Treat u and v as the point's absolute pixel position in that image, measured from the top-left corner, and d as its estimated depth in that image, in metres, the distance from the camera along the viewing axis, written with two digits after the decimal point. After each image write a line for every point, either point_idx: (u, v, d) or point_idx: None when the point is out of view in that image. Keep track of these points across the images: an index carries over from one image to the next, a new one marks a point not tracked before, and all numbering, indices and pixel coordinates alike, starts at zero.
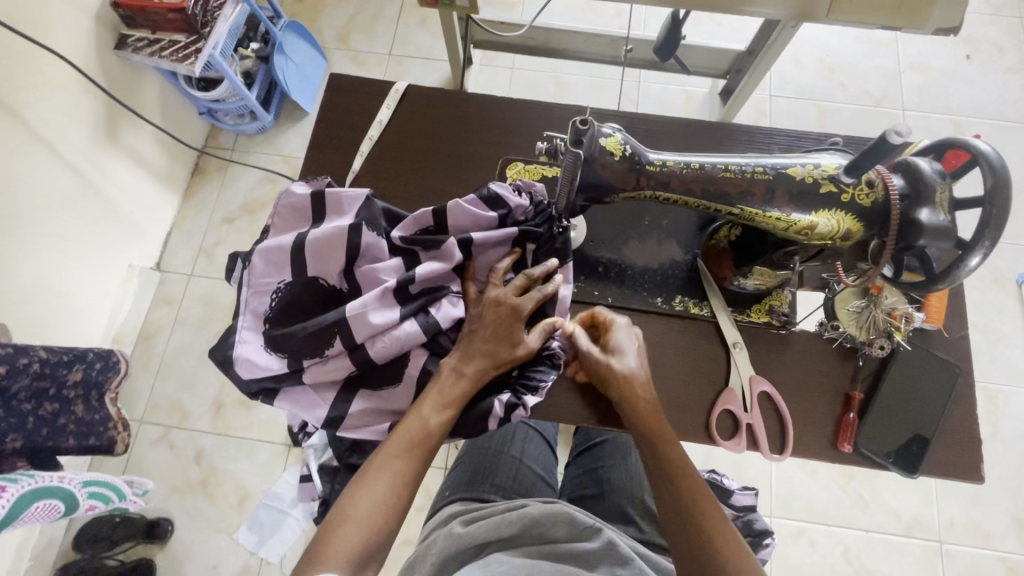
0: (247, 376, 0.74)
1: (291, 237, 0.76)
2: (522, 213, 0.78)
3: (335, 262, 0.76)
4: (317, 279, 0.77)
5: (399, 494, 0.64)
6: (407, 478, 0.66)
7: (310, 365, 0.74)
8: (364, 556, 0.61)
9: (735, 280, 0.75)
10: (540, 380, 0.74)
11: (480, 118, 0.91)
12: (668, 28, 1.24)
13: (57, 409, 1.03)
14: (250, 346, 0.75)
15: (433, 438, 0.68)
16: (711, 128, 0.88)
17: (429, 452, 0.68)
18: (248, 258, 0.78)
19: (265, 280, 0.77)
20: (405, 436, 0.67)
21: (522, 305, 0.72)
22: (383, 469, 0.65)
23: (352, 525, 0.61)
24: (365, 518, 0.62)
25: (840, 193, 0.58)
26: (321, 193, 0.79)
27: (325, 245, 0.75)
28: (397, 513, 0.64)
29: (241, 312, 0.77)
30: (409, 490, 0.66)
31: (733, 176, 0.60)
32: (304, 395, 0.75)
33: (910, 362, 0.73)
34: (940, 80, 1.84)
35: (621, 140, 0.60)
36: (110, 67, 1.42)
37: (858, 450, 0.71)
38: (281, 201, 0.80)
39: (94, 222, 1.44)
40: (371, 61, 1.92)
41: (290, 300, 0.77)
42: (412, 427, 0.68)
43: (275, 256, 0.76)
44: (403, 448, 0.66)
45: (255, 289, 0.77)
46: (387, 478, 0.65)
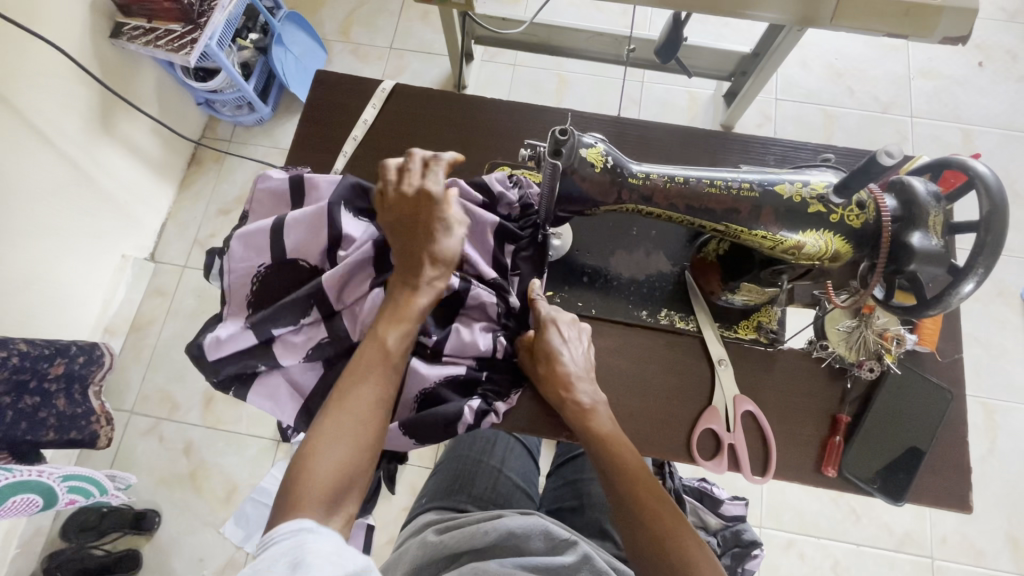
0: (223, 364, 0.73)
1: (269, 222, 0.75)
2: (506, 207, 0.78)
3: (316, 243, 0.75)
4: (297, 261, 0.75)
5: (367, 418, 0.62)
6: (374, 399, 0.64)
7: (282, 336, 0.74)
8: (340, 488, 0.58)
9: (723, 295, 0.73)
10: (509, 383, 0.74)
11: (466, 119, 0.88)
12: (670, 30, 1.21)
13: (38, 402, 1.02)
14: (227, 335, 0.74)
15: (394, 357, 0.66)
16: (704, 136, 0.85)
17: (395, 371, 0.66)
18: (227, 243, 0.76)
19: (245, 264, 0.75)
20: (362, 361, 0.65)
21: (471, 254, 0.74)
22: (345, 395, 0.63)
23: (320, 460, 0.58)
24: (335, 453, 0.59)
25: (829, 213, 0.56)
26: (300, 177, 0.78)
27: (303, 226, 0.74)
28: (368, 435, 0.62)
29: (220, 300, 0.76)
30: (380, 411, 0.64)
31: (718, 192, 0.58)
32: (278, 387, 0.74)
33: (900, 386, 0.71)
34: (951, 87, 1.80)
35: (603, 151, 0.58)
36: (105, 55, 1.41)
37: (843, 475, 0.69)
38: (259, 186, 0.79)
39: (86, 212, 1.43)
40: (372, 54, 1.90)
41: (267, 287, 0.75)
42: (370, 350, 0.66)
43: (255, 240, 0.75)
44: (363, 370, 0.65)
45: (233, 276, 0.75)
46: (353, 404, 0.63)
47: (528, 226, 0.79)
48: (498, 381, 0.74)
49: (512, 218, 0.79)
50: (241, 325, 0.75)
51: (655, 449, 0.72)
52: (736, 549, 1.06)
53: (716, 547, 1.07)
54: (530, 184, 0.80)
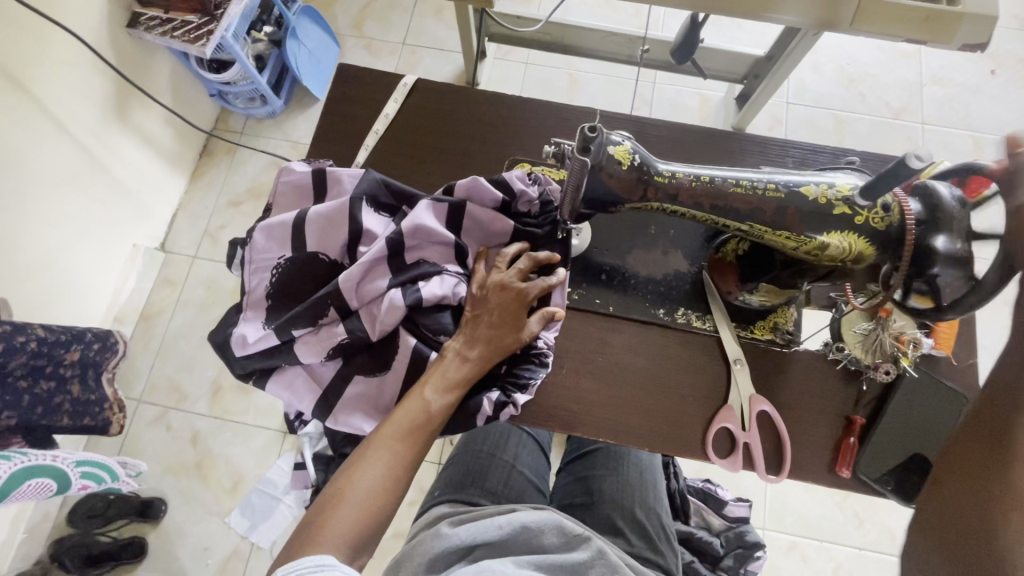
0: (245, 355, 0.73)
1: (292, 214, 0.76)
2: (525, 204, 0.79)
3: (336, 237, 0.76)
4: (317, 254, 0.76)
5: (396, 477, 0.64)
6: (406, 461, 0.65)
7: (301, 336, 0.74)
8: (356, 542, 0.60)
9: (741, 295, 0.74)
10: (529, 377, 0.72)
11: (487, 117, 0.89)
12: (687, 31, 1.21)
13: (53, 388, 1.03)
14: (249, 325, 0.75)
15: (434, 422, 0.67)
16: (721, 138, 0.86)
17: (430, 436, 0.67)
18: (249, 234, 0.77)
19: (267, 256, 0.76)
20: (404, 419, 0.66)
21: (528, 291, 0.72)
22: (381, 450, 0.64)
23: (344, 510, 0.60)
24: (359, 503, 0.61)
25: (855, 215, 0.56)
26: (322, 170, 0.79)
27: (324, 219, 0.75)
28: (393, 496, 0.63)
29: (242, 290, 0.76)
30: (408, 473, 0.65)
31: (744, 192, 0.58)
32: (296, 378, 0.75)
33: (915, 388, 0.71)
34: (962, 95, 1.80)
35: (631, 149, 0.58)
36: (121, 46, 1.41)
37: (857, 476, 0.70)
38: (281, 179, 0.79)
39: (99, 200, 1.44)
40: (384, 50, 1.90)
41: (289, 277, 0.76)
42: (413, 409, 0.67)
43: (277, 232, 0.76)
44: (404, 431, 0.66)
45: (255, 266, 0.76)
46: (384, 460, 0.64)
47: (548, 223, 0.79)
48: (519, 373, 0.73)
49: (531, 214, 0.80)
50: (263, 316, 0.76)
51: (672, 446, 0.72)
52: (739, 550, 1.13)
53: (719, 547, 1.13)
54: (549, 182, 0.80)
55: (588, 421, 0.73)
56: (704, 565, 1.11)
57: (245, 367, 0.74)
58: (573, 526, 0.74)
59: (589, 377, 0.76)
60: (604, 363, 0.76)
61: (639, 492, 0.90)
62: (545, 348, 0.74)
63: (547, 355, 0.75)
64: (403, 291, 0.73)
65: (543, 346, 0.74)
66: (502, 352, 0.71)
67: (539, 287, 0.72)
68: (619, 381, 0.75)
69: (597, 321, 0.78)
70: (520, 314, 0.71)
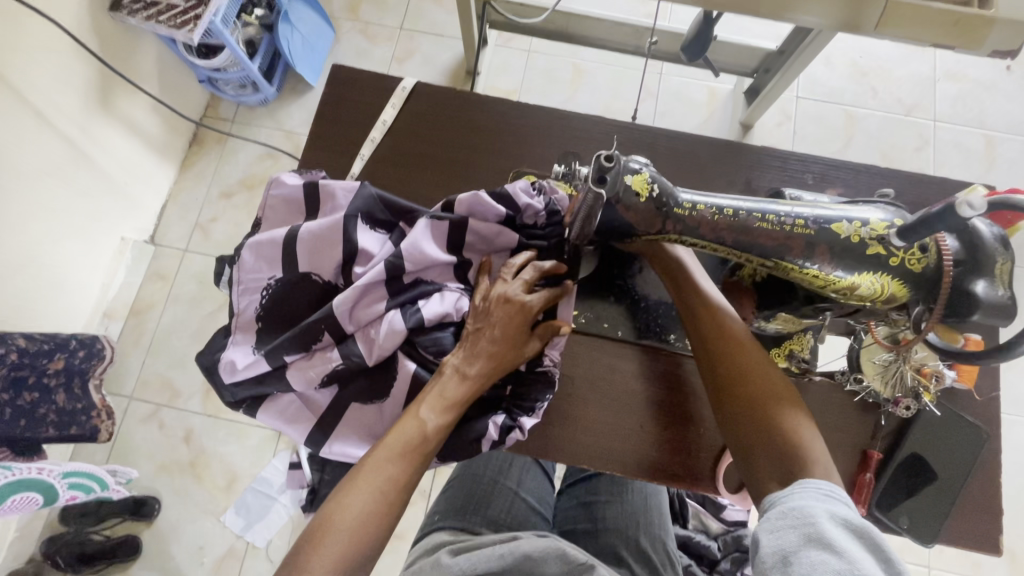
0: (235, 382, 0.70)
1: (282, 232, 0.72)
2: (531, 216, 0.74)
3: (330, 257, 0.72)
4: (310, 275, 0.72)
5: (391, 500, 0.60)
6: (401, 485, 0.61)
7: (294, 362, 0.71)
8: (349, 567, 0.56)
9: (756, 322, 0.69)
10: (536, 400, 0.70)
11: (490, 123, 0.84)
12: (700, 26, 1.15)
13: (37, 398, 0.99)
14: (239, 350, 0.71)
15: (430, 443, 0.63)
16: (736, 149, 0.82)
17: (426, 459, 0.63)
18: (239, 252, 0.74)
19: (256, 276, 0.73)
20: (399, 440, 0.62)
21: (531, 303, 0.68)
22: (375, 472, 0.60)
23: (334, 535, 0.57)
24: (350, 525, 0.57)
25: (889, 255, 0.52)
26: (315, 183, 0.75)
27: (317, 238, 0.71)
28: (387, 519, 0.59)
29: (231, 312, 0.73)
30: (402, 498, 0.61)
31: (771, 227, 0.54)
32: (289, 405, 0.72)
33: (935, 423, 0.68)
34: (977, 91, 1.75)
35: (649, 179, 0.54)
36: (104, 30, 1.34)
37: (872, 513, 0.67)
38: (271, 192, 0.76)
39: (84, 193, 1.38)
40: (382, 35, 1.82)
41: (280, 299, 0.72)
42: (408, 429, 0.63)
43: (267, 251, 0.72)
44: (398, 453, 0.61)
45: (244, 287, 0.73)
46: (377, 482, 0.60)
47: (554, 235, 0.75)
48: (524, 395, 0.70)
49: (538, 226, 0.75)
50: (253, 340, 0.73)
51: (679, 478, 0.71)
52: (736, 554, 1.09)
53: (716, 550, 1.11)
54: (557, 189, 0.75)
55: (595, 455, 0.72)
56: (701, 569, 1.09)
57: (236, 395, 0.70)
58: (576, 553, 0.71)
59: (596, 403, 0.74)
60: (611, 388, 0.74)
61: (643, 520, 0.88)
62: (551, 366, 0.71)
63: (553, 374, 0.72)
64: (403, 313, 0.69)
65: (549, 363, 0.71)
66: (503, 367, 0.67)
67: (542, 299, 0.69)
68: (627, 406, 0.73)
69: (605, 346, 0.76)
70: (523, 327, 0.67)
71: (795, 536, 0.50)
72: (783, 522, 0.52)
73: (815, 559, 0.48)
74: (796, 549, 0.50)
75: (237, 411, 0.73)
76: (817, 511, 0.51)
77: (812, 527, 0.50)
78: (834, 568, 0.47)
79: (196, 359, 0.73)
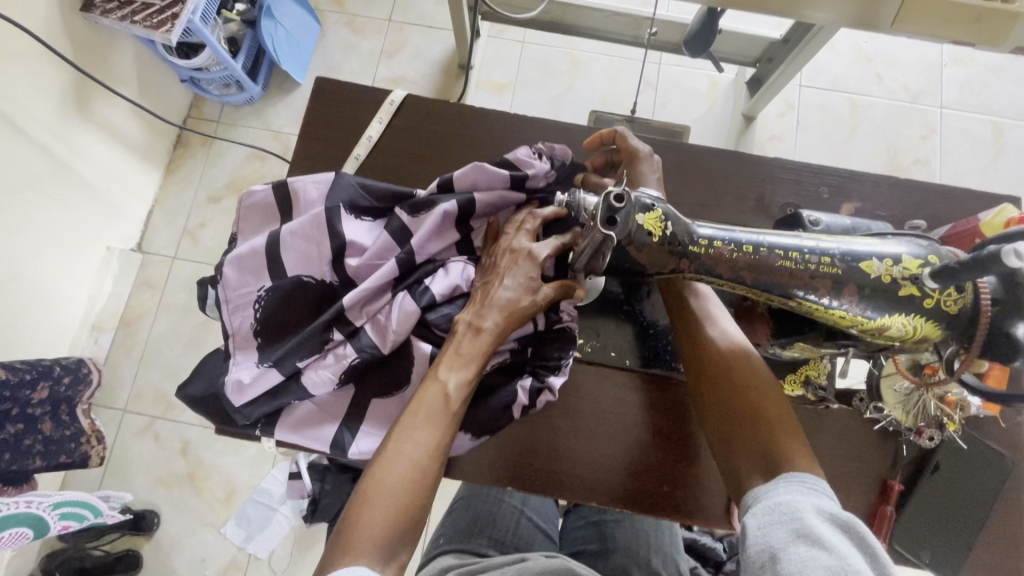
0: (246, 402, 0.66)
1: (263, 240, 0.68)
2: (543, 179, 0.71)
3: (319, 255, 0.68)
4: (302, 277, 0.68)
5: (427, 465, 0.55)
6: (435, 450, 0.56)
7: (307, 368, 0.67)
8: (391, 548, 0.51)
9: (770, 348, 0.66)
10: (561, 358, 0.66)
11: (485, 138, 0.79)
12: (704, 19, 1.07)
13: (21, 427, 0.96)
14: (243, 368, 0.67)
15: (456, 404, 0.59)
16: (749, 160, 0.77)
17: (455, 421, 0.58)
18: (219, 271, 0.69)
19: (244, 290, 0.68)
20: (422, 405, 0.58)
21: (538, 249, 0.64)
22: (403, 440, 0.56)
23: (373, 511, 0.52)
24: (386, 501, 0.52)
25: (924, 297, 0.49)
26: (285, 185, 0.71)
27: (302, 238, 0.68)
28: (425, 488, 0.54)
29: (226, 333, 0.68)
30: (438, 462, 0.56)
31: (793, 266, 0.51)
32: (304, 419, 0.68)
33: (958, 453, 0.66)
34: (985, 76, 1.69)
35: (662, 216, 0.51)
36: (76, 33, 1.27)
37: (893, 548, 0.65)
38: (243, 203, 0.71)
39: (65, 206, 1.32)
40: (369, 28, 1.75)
41: (274, 308, 0.68)
42: (430, 395, 0.58)
43: (249, 262, 0.68)
44: (424, 417, 0.57)
45: (234, 304, 0.68)
46: (409, 448, 0.55)
47: None
48: (547, 355, 0.67)
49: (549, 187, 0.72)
50: (255, 356, 0.68)
51: (692, 513, 0.68)
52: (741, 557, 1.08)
53: (722, 552, 1.10)
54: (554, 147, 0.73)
55: (602, 488, 0.69)
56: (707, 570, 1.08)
57: (250, 415, 0.66)
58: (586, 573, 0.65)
59: (605, 436, 0.70)
60: (616, 411, 0.71)
61: (653, 540, 0.86)
62: (569, 320, 0.67)
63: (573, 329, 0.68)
64: (412, 294, 0.66)
65: (567, 319, 0.67)
66: (521, 317, 0.63)
67: (551, 246, 0.65)
68: (629, 439, 0.70)
69: (613, 377, 0.72)
70: (536, 274, 0.63)
71: (784, 531, 0.47)
72: (770, 516, 0.49)
73: (805, 555, 0.44)
74: (784, 545, 0.46)
75: (252, 432, 0.69)
76: (804, 506, 0.48)
77: (799, 522, 0.47)
78: (825, 564, 0.43)
79: (193, 383, 0.69)
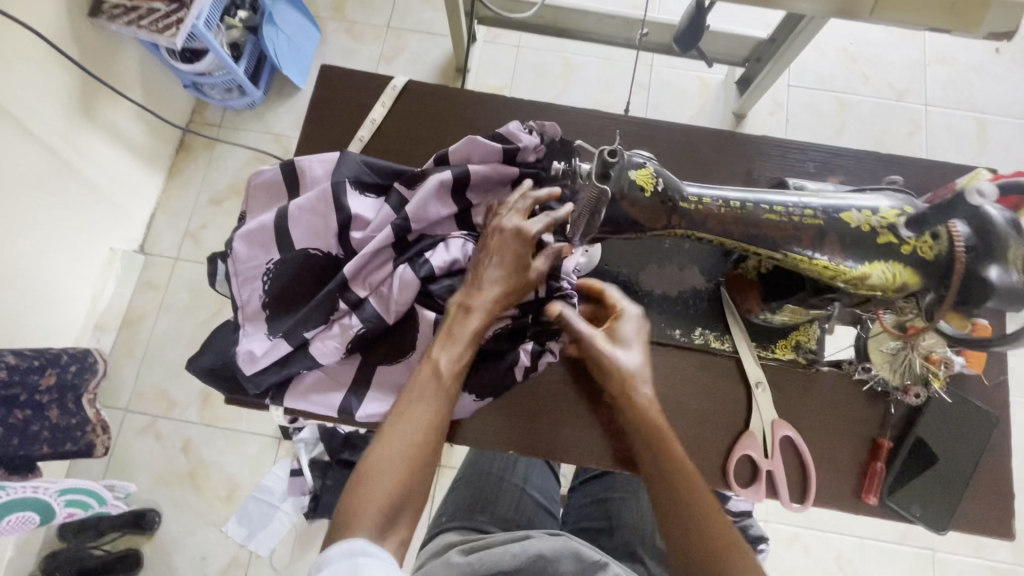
0: (257, 372, 0.68)
1: (271, 216, 0.71)
2: (533, 153, 0.74)
3: (326, 228, 0.71)
4: (310, 250, 0.71)
5: (423, 441, 0.58)
6: (431, 425, 0.59)
7: (315, 337, 0.69)
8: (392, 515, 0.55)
9: (762, 314, 0.69)
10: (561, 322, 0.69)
11: (483, 121, 0.83)
12: (692, 16, 1.11)
13: (29, 414, 0.98)
14: (254, 339, 0.69)
15: (450, 380, 0.61)
16: (738, 139, 0.81)
17: (450, 397, 0.61)
18: (229, 247, 0.72)
19: (254, 264, 0.71)
20: (417, 384, 0.61)
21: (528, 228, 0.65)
22: (399, 419, 0.59)
23: (374, 484, 0.55)
24: (386, 477, 0.56)
25: (900, 243, 0.53)
26: (291, 163, 0.74)
27: (309, 212, 0.70)
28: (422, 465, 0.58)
29: (236, 306, 0.71)
30: (435, 437, 0.59)
31: (778, 219, 0.55)
32: (313, 386, 0.70)
33: (945, 410, 0.68)
34: (966, 74, 1.75)
35: (653, 174, 0.55)
36: (84, 37, 1.30)
37: (883, 504, 0.67)
38: (252, 182, 0.74)
39: (69, 205, 1.35)
40: (368, 34, 1.79)
41: (283, 279, 0.70)
42: (424, 374, 0.61)
43: (257, 237, 0.71)
44: (418, 395, 0.60)
45: (244, 277, 0.71)
46: (405, 427, 0.58)
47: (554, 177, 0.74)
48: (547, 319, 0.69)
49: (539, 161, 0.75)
50: (264, 327, 0.70)
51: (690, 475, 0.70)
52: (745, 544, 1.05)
53: None
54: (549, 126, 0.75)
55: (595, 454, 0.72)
56: None
57: (260, 384, 0.68)
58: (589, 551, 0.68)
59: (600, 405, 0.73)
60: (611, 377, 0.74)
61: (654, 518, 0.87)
62: (570, 289, 0.69)
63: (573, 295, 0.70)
64: (412, 266, 0.69)
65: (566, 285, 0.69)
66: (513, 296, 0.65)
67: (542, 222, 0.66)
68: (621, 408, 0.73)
69: None
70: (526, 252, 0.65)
71: None
72: None
73: None
74: None
75: (262, 402, 0.71)
76: None
77: None
78: None
79: (202, 357, 0.71)
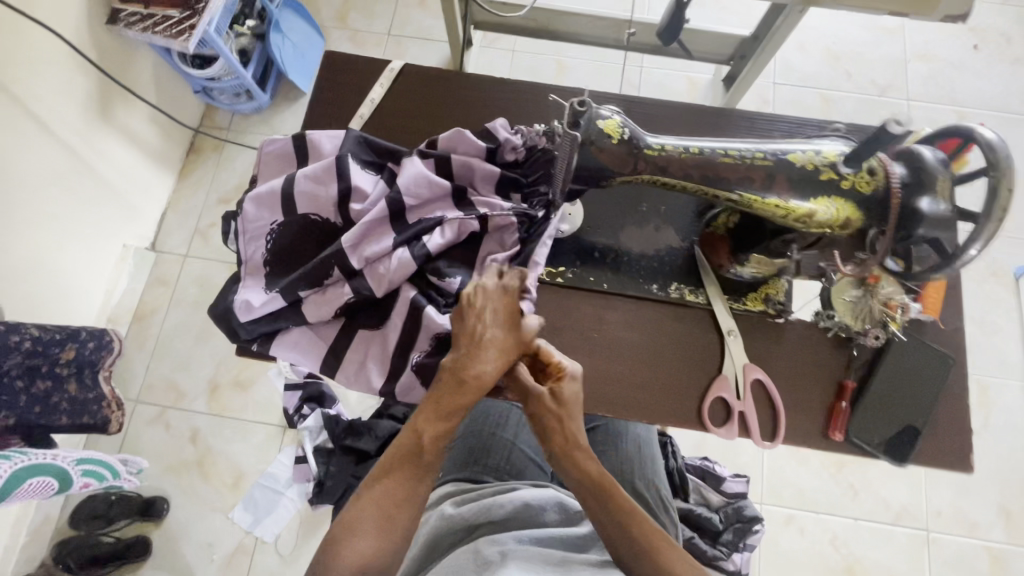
0: (252, 319, 0.74)
1: (280, 182, 0.78)
2: (511, 152, 0.79)
3: (328, 196, 0.77)
4: (311, 215, 0.78)
5: (400, 503, 0.66)
6: (409, 487, 0.66)
7: (309, 296, 0.75)
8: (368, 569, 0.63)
9: (732, 268, 0.76)
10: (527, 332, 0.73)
11: (475, 102, 0.89)
12: (672, 12, 1.19)
13: (49, 387, 1.04)
14: (252, 291, 0.76)
15: (431, 447, 0.68)
16: (711, 115, 0.87)
17: (431, 461, 0.68)
18: (240, 206, 0.79)
19: (259, 223, 0.78)
20: (399, 450, 0.68)
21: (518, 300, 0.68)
22: (381, 481, 0.66)
23: (355, 540, 0.63)
24: (366, 537, 0.63)
25: (840, 179, 0.61)
26: (302, 136, 0.81)
27: (313, 180, 0.77)
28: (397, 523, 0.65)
29: (240, 259, 0.78)
30: (412, 496, 0.66)
31: (733, 161, 0.62)
32: (301, 339, 0.76)
33: (904, 351, 0.73)
34: (945, 70, 1.82)
35: (620, 123, 0.63)
36: (103, 44, 1.39)
37: (850, 441, 0.71)
38: (265, 149, 0.81)
39: (87, 201, 1.42)
40: (370, 41, 1.88)
41: (283, 240, 0.77)
42: (407, 442, 0.67)
43: (266, 200, 0.78)
44: (398, 461, 0.67)
45: (250, 235, 0.78)
46: (386, 489, 0.66)
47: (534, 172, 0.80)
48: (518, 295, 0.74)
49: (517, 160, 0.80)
50: (264, 282, 0.77)
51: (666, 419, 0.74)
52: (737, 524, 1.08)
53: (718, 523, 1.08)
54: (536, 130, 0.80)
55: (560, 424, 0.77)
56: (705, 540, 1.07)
57: (253, 331, 0.74)
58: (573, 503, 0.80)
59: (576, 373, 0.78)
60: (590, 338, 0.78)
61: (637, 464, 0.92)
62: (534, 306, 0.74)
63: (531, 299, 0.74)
64: (410, 249, 0.75)
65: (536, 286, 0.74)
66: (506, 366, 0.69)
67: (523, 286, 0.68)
68: None
69: (603, 301, 0.78)
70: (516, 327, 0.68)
71: None
72: None
73: None
74: None
75: (250, 350, 0.77)
76: None
77: None
78: None
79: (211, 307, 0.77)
